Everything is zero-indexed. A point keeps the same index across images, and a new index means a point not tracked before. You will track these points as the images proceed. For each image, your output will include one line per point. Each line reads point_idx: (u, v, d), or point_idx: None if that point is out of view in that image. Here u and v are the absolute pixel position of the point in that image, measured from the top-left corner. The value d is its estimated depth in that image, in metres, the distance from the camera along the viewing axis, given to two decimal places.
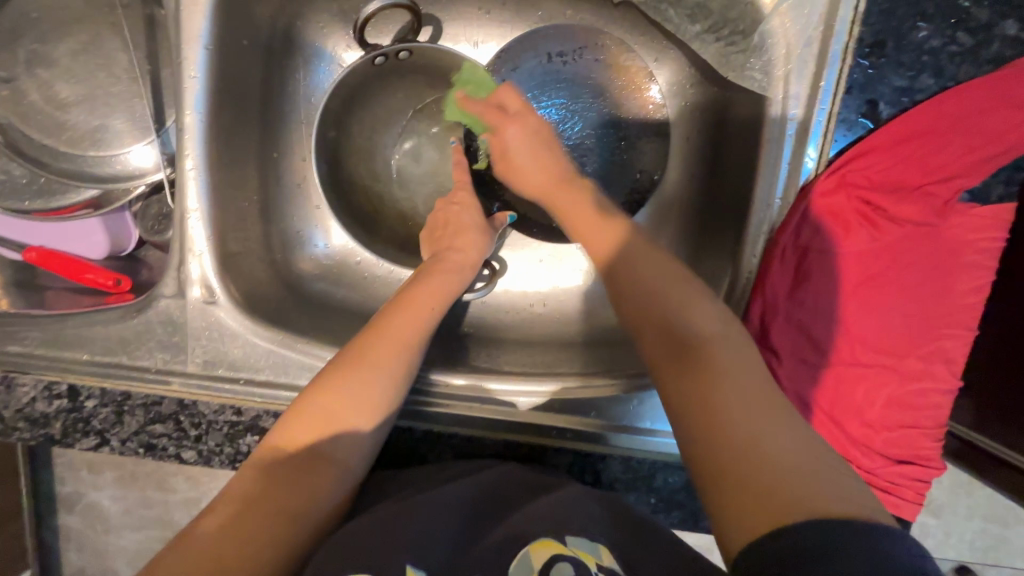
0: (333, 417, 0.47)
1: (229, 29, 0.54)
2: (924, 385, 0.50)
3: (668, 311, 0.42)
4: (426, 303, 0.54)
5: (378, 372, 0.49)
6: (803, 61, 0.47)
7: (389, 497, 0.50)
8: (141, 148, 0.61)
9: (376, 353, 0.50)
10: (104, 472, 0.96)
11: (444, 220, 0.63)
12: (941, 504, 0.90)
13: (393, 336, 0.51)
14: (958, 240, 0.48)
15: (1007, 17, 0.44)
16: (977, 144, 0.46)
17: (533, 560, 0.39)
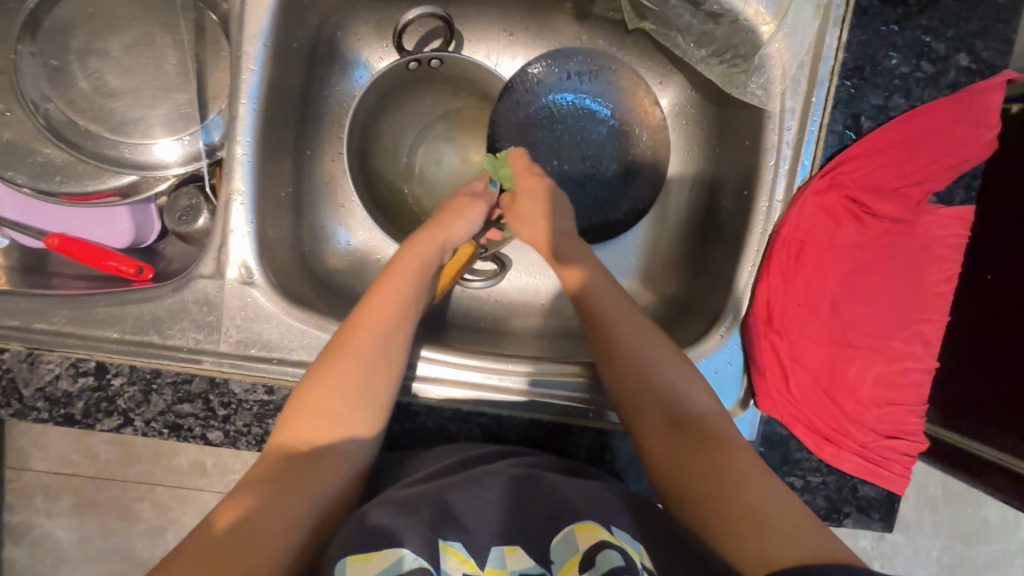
0: (326, 411, 0.48)
1: (285, 30, 0.59)
2: (907, 364, 0.57)
3: (662, 394, 0.51)
4: (406, 289, 0.55)
5: (363, 366, 0.49)
6: (797, 80, 0.55)
7: (421, 470, 0.52)
8: (169, 142, 0.63)
9: (356, 350, 0.50)
10: (61, 500, 1.07)
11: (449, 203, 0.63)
12: (909, 523, 1.08)
13: (370, 332, 0.51)
14: (931, 235, 0.55)
15: (961, 51, 0.53)
16: (942, 154, 0.53)
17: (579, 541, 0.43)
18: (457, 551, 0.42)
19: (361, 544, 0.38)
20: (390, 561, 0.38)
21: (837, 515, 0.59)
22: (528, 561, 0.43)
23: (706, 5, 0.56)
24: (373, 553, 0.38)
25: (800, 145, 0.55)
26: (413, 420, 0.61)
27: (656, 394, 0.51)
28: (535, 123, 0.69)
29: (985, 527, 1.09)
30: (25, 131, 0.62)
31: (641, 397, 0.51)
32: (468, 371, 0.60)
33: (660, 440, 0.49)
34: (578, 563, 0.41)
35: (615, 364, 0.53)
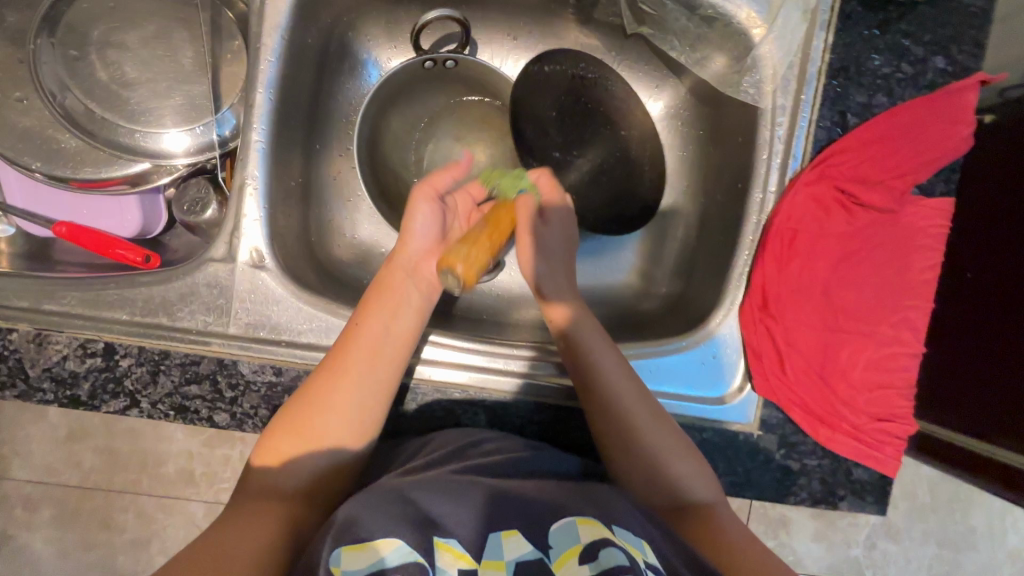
0: (311, 433, 0.50)
1: (301, 26, 0.62)
2: (896, 349, 0.59)
3: (667, 480, 0.53)
4: (379, 330, 0.54)
5: (349, 389, 0.51)
6: (787, 79, 0.58)
7: (421, 459, 0.53)
8: (176, 133, 0.64)
9: (331, 399, 0.51)
10: (40, 510, 1.06)
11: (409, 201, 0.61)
12: (900, 530, 1.10)
13: (346, 381, 0.51)
14: (914, 225, 0.59)
15: (937, 55, 0.57)
16: (923, 148, 0.57)
17: (581, 535, 0.43)
18: (452, 547, 0.42)
19: (357, 536, 0.41)
20: (384, 553, 0.40)
21: (832, 499, 0.59)
22: (525, 547, 0.41)
23: (702, 9, 0.59)
24: (368, 543, 0.41)
25: (791, 140, 0.59)
26: (418, 404, 0.61)
27: (655, 453, 0.54)
28: (538, 125, 0.69)
29: (974, 535, 1.11)
30: (39, 118, 0.63)
31: (648, 482, 0.54)
32: (465, 353, 0.63)
33: (656, 497, 0.54)
34: (578, 555, 0.41)
35: (609, 421, 0.55)
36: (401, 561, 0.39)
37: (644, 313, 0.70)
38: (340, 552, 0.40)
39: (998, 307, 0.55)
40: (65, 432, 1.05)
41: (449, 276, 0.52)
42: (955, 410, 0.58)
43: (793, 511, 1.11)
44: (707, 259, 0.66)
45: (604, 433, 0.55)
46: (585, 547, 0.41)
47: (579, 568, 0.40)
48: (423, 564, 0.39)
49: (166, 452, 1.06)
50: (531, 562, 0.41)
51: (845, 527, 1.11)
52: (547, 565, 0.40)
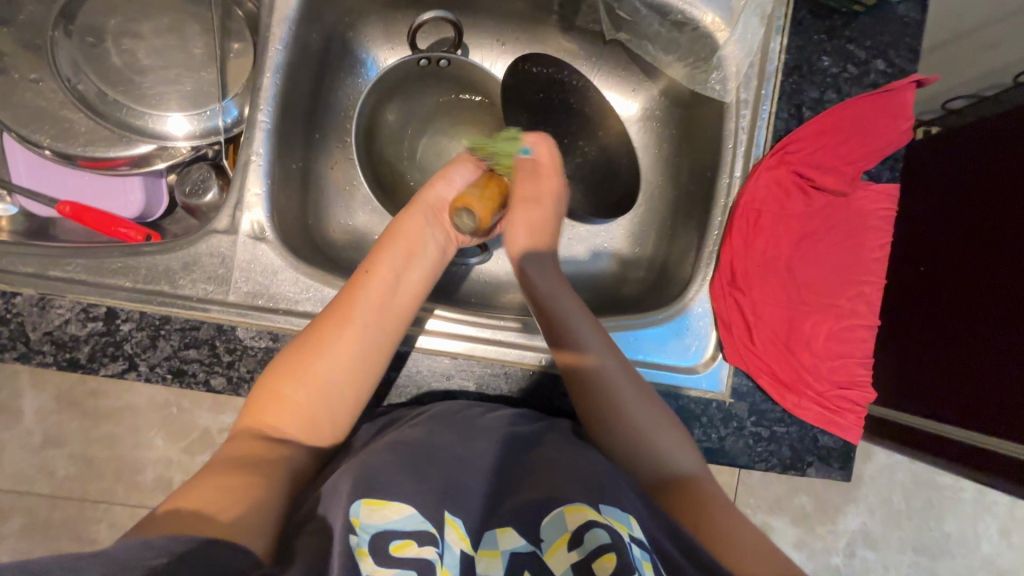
0: (317, 374, 0.51)
1: (308, 21, 0.67)
2: (853, 321, 0.64)
3: (655, 447, 0.56)
4: (389, 277, 0.56)
5: (356, 326, 0.53)
6: (748, 76, 0.65)
7: (413, 424, 0.56)
8: (179, 116, 0.68)
9: (330, 351, 0.52)
10: (11, 518, 1.04)
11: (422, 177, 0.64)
12: (877, 536, 1.13)
13: (346, 333, 0.52)
14: (866, 208, 0.64)
15: (878, 58, 0.65)
16: (869, 139, 0.63)
17: (568, 520, 0.44)
18: (459, 527, 0.46)
19: (375, 493, 0.45)
20: (396, 517, 0.44)
21: (801, 465, 0.63)
22: (518, 539, 0.43)
23: (673, 15, 0.66)
24: (384, 502, 0.45)
25: (753, 130, 0.65)
26: (409, 373, 0.64)
27: (640, 422, 0.56)
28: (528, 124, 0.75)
29: (948, 541, 1.14)
30: (53, 100, 0.66)
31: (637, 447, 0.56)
32: (456, 325, 0.66)
33: (642, 457, 0.55)
34: (568, 541, 0.42)
35: (591, 384, 0.57)
36: (414, 528, 0.43)
37: (625, 295, 0.74)
38: (361, 504, 0.43)
39: (968, 307, 0.66)
40: (40, 439, 1.03)
41: (467, 215, 0.55)
42: (927, 396, 0.68)
43: (773, 517, 1.13)
44: (681, 241, 0.71)
45: (596, 401, 0.57)
46: (573, 533, 0.42)
47: (569, 556, 0.42)
48: (434, 534, 0.44)
49: (144, 460, 1.05)
50: (525, 553, 0.43)
51: (825, 533, 1.13)
52: (540, 556, 0.42)
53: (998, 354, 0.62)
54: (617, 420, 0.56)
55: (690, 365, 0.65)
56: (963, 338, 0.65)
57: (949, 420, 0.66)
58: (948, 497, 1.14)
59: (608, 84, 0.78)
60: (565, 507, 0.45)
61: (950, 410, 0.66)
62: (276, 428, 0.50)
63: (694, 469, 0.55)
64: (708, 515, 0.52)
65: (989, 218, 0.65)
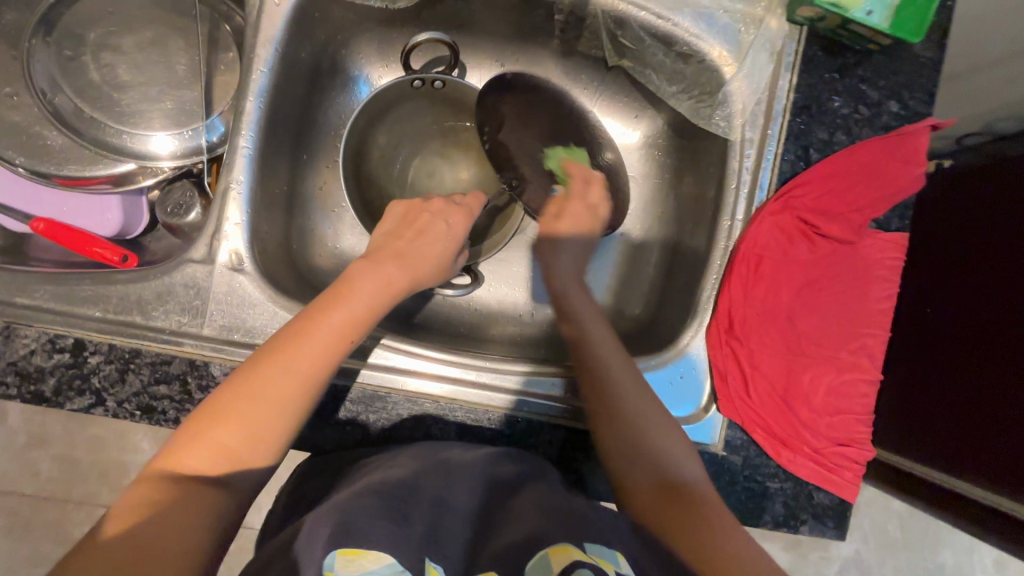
0: (262, 410, 0.47)
1: (296, 41, 0.64)
2: (854, 375, 0.61)
3: (650, 453, 0.52)
4: (349, 314, 0.54)
5: (309, 365, 0.50)
6: (755, 114, 0.62)
7: (376, 473, 0.53)
8: (163, 136, 0.65)
9: (271, 387, 0.48)
10: None
11: (405, 216, 0.65)
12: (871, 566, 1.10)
13: (299, 370, 0.49)
14: (871, 258, 0.61)
15: (891, 99, 0.61)
16: (879, 186, 0.60)
17: (552, 562, 0.39)
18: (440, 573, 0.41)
19: (350, 541, 0.41)
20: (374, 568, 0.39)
21: (793, 523, 0.60)
22: None
23: (678, 46, 0.63)
24: (364, 551, 0.40)
25: (758, 171, 0.62)
26: (389, 413, 0.61)
27: (626, 431, 0.53)
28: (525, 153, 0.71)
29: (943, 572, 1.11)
30: (29, 115, 0.64)
31: (619, 458, 0.53)
32: (439, 365, 0.64)
33: (632, 464, 0.52)
34: None
35: (602, 398, 0.54)
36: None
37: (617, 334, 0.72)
38: (335, 556, 0.39)
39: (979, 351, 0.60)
40: (23, 440, 1.01)
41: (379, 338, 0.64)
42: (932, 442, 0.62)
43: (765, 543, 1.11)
44: (680, 281, 0.67)
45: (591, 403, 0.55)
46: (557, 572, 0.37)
47: None
48: None
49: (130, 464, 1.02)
50: None
51: (817, 561, 1.11)
52: None
53: (993, 402, 0.58)
54: (619, 422, 0.53)
55: (683, 417, 0.62)
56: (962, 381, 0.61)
57: (952, 471, 0.61)
58: (944, 528, 1.11)
59: (608, 111, 0.76)
60: (549, 549, 0.41)
61: (963, 467, 0.60)
62: (197, 467, 0.45)
63: (679, 453, 0.53)
64: (682, 514, 0.48)
65: (1010, 258, 0.59)
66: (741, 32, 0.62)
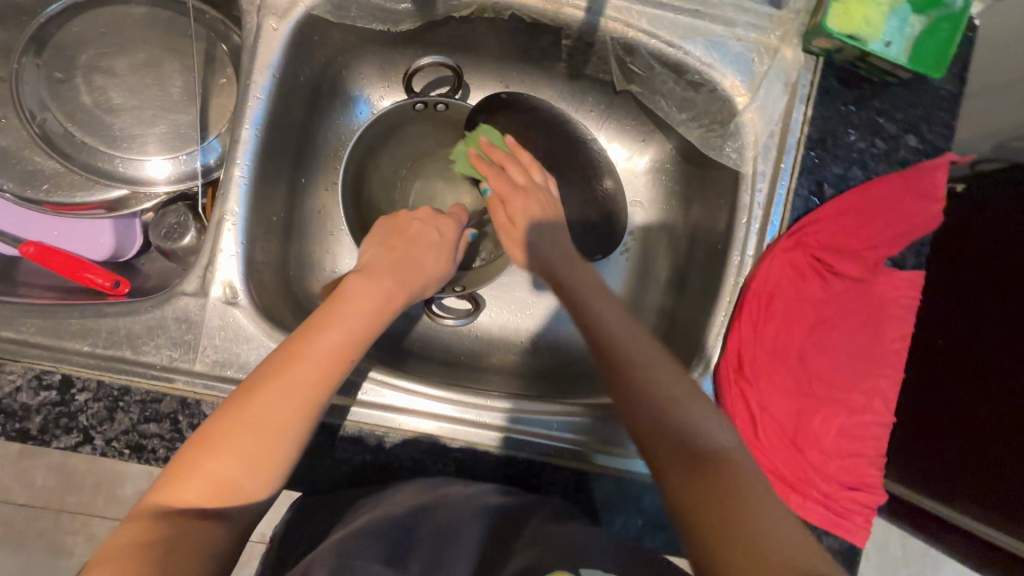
0: (261, 428, 0.43)
1: (294, 64, 0.62)
2: (866, 417, 0.59)
3: (660, 402, 0.44)
4: (348, 328, 0.50)
5: (310, 378, 0.45)
6: (767, 147, 0.60)
7: (362, 514, 0.51)
8: (161, 161, 0.64)
9: (268, 416, 0.43)
10: None
11: (394, 228, 0.60)
12: None
13: (298, 385, 0.45)
14: (886, 297, 0.60)
15: (909, 133, 0.59)
16: (895, 222, 0.58)
17: None
18: None
19: None
20: None
21: None
22: None
23: (689, 74, 0.61)
24: None
25: (770, 205, 0.60)
26: (387, 452, 0.59)
27: (636, 375, 0.46)
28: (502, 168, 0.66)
29: None
30: (17, 139, 0.63)
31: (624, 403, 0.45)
32: (437, 403, 0.61)
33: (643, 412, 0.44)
34: None
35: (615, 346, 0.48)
36: None
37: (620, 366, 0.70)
38: None
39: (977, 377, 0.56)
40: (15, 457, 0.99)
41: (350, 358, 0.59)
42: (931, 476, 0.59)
43: None
44: (687, 316, 0.65)
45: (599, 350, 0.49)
46: None
47: None
48: None
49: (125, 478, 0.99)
50: None
51: None
52: None
53: (989, 445, 0.55)
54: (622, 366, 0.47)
55: None
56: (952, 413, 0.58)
57: (949, 502, 0.58)
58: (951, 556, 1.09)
59: (613, 136, 0.74)
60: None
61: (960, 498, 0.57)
62: (195, 501, 0.40)
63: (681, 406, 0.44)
64: (703, 476, 0.39)
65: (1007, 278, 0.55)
66: (755, 62, 0.60)
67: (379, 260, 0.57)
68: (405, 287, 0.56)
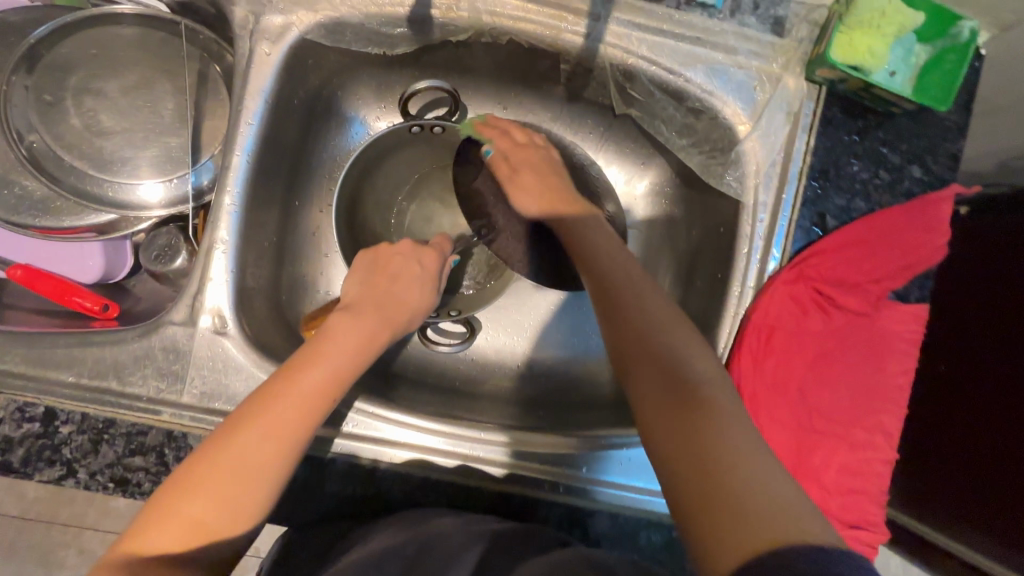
0: (237, 474, 0.41)
1: (287, 88, 0.61)
2: (868, 453, 0.58)
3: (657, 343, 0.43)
4: (331, 368, 0.47)
5: (288, 424, 0.43)
6: (769, 176, 0.59)
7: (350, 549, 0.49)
8: (154, 184, 0.62)
9: (244, 462, 0.41)
10: None
11: (375, 265, 0.57)
12: None
13: (276, 431, 0.43)
14: (889, 330, 0.59)
15: (913, 164, 0.58)
16: (899, 254, 0.57)
17: None
18: None
19: None
20: None
21: None
22: None
23: (689, 101, 0.60)
24: None
25: (771, 236, 0.59)
26: (378, 486, 0.58)
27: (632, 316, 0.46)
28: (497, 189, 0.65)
29: None
30: (5, 161, 0.62)
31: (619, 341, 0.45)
32: (427, 435, 0.60)
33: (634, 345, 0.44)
34: None
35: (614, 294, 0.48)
36: None
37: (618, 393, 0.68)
38: None
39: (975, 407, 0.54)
40: None
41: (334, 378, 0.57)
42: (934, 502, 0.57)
43: None
44: None
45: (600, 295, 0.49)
46: None
47: None
48: None
49: None
50: None
51: None
52: None
53: (989, 482, 0.52)
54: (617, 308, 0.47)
55: None
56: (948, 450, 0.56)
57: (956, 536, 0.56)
58: None
59: (610, 159, 0.73)
60: None
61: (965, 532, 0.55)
62: (166, 548, 0.39)
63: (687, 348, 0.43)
64: (680, 408, 0.39)
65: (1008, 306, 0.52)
66: (757, 90, 0.59)
67: (364, 295, 0.54)
68: (392, 322, 0.54)
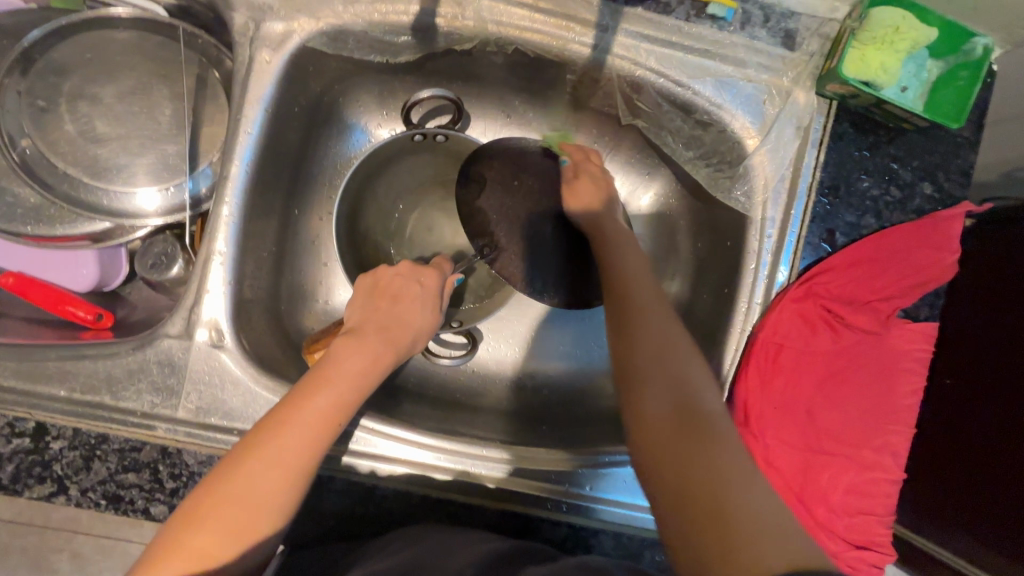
0: (244, 506, 0.40)
1: (287, 96, 0.60)
2: (877, 474, 0.57)
3: (668, 369, 0.45)
4: (335, 395, 0.46)
5: (293, 453, 0.43)
6: (778, 191, 0.58)
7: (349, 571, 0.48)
8: (151, 191, 0.61)
9: (252, 493, 0.41)
10: None
11: (374, 289, 0.56)
12: None
13: (281, 463, 0.42)
14: (899, 350, 0.58)
15: (924, 180, 0.58)
16: (910, 273, 0.56)
17: None
18: None
19: None
20: None
21: None
22: None
23: (698, 114, 0.59)
24: None
25: (779, 252, 0.58)
26: (378, 504, 0.57)
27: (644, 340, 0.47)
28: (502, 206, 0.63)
29: None
30: None
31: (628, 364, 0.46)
32: (422, 451, 0.58)
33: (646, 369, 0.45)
34: None
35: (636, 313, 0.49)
36: None
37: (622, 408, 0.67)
38: None
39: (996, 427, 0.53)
40: None
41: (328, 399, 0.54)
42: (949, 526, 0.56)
43: None
44: None
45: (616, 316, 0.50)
46: None
47: None
48: None
49: None
50: None
51: None
52: None
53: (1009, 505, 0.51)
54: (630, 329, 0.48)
55: None
56: (959, 471, 0.55)
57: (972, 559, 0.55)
58: None
59: (615, 168, 0.72)
60: None
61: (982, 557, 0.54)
62: None
63: (695, 371, 0.45)
64: (689, 436, 0.40)
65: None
66: (766, 104, 0.58)
67: (368, 317, 0.53)
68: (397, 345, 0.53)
